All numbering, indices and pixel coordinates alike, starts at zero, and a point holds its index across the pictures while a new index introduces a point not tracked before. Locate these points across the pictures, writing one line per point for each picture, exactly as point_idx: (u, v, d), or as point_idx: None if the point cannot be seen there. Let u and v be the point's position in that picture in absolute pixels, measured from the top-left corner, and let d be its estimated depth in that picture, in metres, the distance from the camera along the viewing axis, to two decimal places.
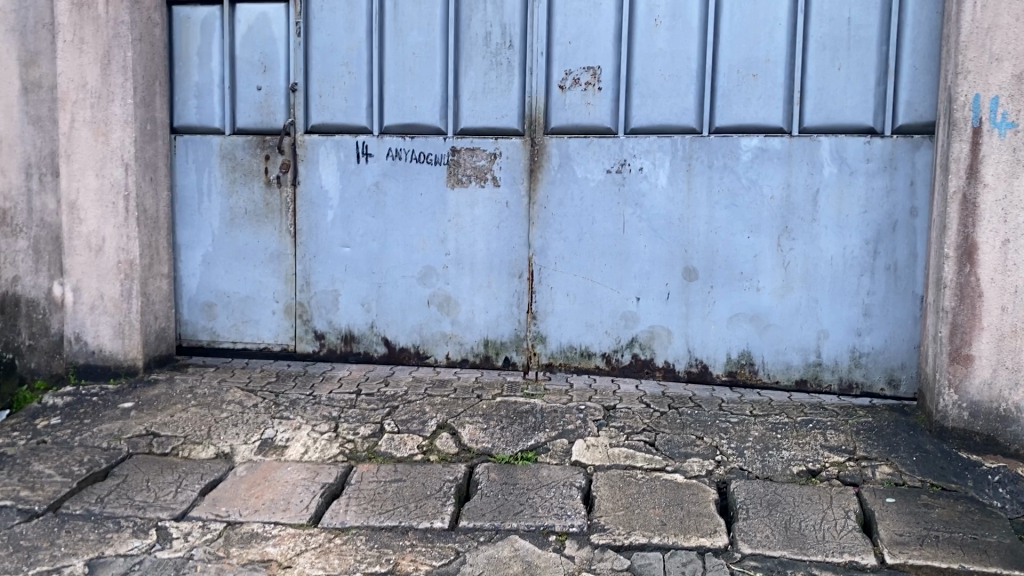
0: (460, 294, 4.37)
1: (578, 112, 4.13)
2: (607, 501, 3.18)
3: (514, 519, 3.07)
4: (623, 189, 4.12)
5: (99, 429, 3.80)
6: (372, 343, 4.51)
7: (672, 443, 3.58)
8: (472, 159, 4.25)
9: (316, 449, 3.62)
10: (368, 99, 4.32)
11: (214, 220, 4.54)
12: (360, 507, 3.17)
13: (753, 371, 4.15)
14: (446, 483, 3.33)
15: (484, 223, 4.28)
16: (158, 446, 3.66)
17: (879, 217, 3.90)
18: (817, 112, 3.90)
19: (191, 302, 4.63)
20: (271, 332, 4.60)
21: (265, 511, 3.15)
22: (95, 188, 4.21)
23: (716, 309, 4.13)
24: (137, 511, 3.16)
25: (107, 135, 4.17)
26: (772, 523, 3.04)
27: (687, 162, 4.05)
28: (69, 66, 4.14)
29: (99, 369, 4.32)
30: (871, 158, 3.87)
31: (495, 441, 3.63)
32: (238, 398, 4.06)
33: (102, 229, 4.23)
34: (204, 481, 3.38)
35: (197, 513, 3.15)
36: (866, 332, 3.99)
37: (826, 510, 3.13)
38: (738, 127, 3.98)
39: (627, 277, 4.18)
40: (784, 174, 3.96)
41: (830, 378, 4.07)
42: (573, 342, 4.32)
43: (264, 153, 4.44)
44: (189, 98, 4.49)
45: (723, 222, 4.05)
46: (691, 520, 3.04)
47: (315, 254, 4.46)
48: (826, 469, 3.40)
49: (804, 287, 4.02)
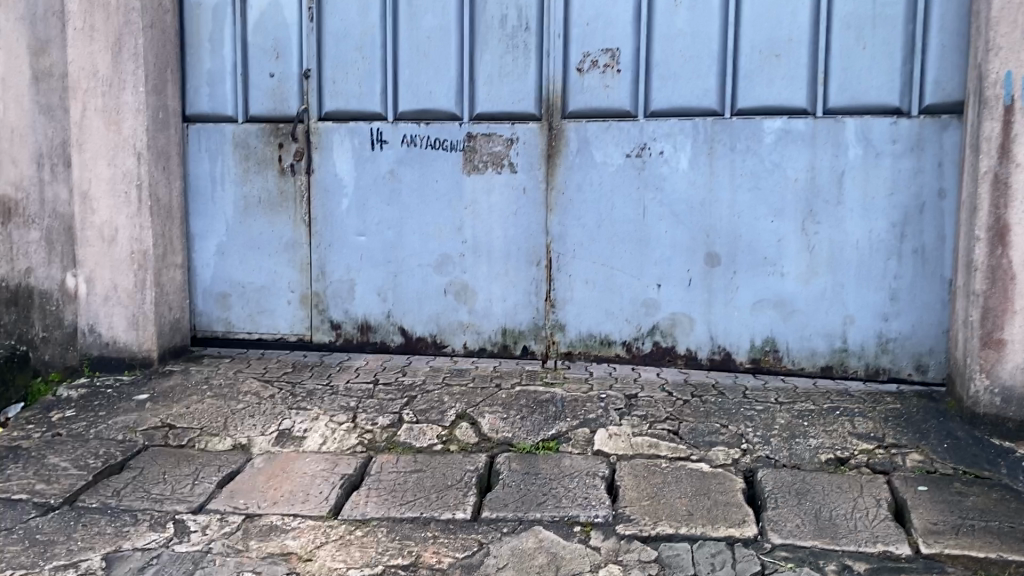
0: (478, 282, 4.30)
1: (597, 95, 4.04)
2: (631, 491, 3.11)
3: (538, 510, 3.00)
4: (642, 173, 4.05)
5: (115, 421, 3.75)
6: (389, 333, 4.45)
7: (697, 431, 3.52)
8: (489, 145, 4.18)
9: (334, 440, 3.57)
10: (382, 85, 4.24)
11: (228, 210, 4.49)
12: (380, 499, 3.11)
13: (778, 357, 4.07)
14: (466, 473, 3.27)
15: (501, 209, 4.21)
16: (175, 438, 3.62)
17: (906, 199, 3.81)
18: (842, 92, 3.81)
19: (205, 292, 4.58)
20: (286, 322, 4.54)
21: (284, 503, 3.10)
22: (107, 177, 4.16)
23: (739, 295, 4.05)
24: (154, 504, 3.11)
25: (118, 124, 4.12)
26: (802, 512, 2.97)
27: (708, 145, 3.97)
28: (79, 54, 4.08)
29: (114, 361, 4.28)
30: (898, 139, 3.78)
31: (516, 431, 3.57)
32: (254, 389, 4.01)
33: (114, 219, 4.18)
34: (221, 473, 3.33)
35: (215, 505, 3.10)
36: (893, 317, 3.91)
37: (857, 498, 3.06)
38: (761, 109, 3.89)
39: (646, 264, 4.11)
40: (809, 156, 3.88)
41: (857, 364, 3.99)
42: (592, 330, 4.25)
43: (277, 141, 4.38)
44: (201, 85, 4.42)
45: (745, 206, 3.97)
46: (719, 510, 2.98)
47: (329, 242, 4.40)
48: (855, 456, 3.33)
49: (829, 271, 3.94)
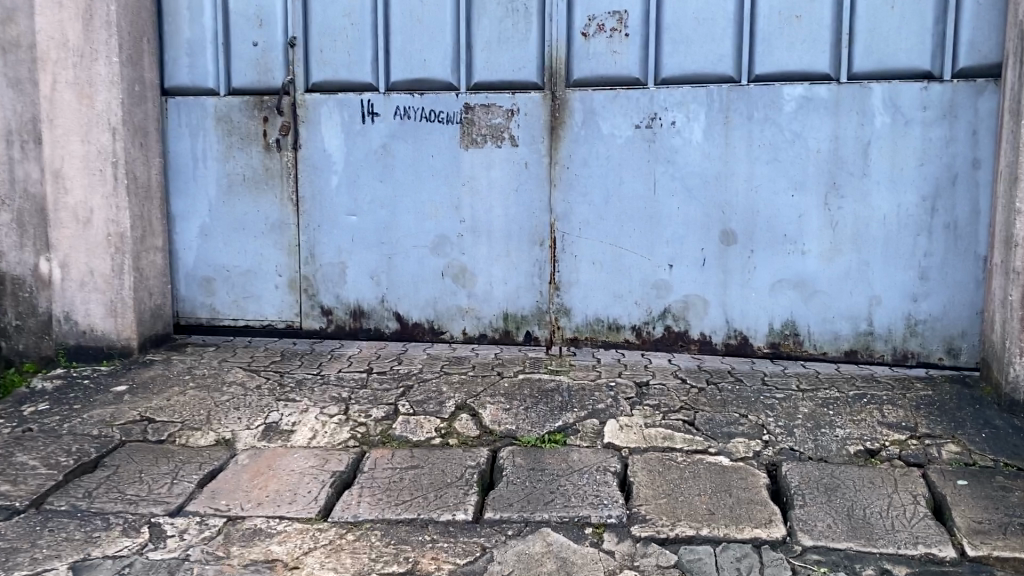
0: (476, 264, 4.04)
1: (603, 62, 3.77)
2: (646, 488, 2.86)
3: (545, 509, 2.75)
4: (653, 146, 3.78)
5: (90, 415, 3.49)
6: (383, 319, 4.19)
7: (714, 422, 3.27)
8: (487, 117, 3.91)
9: (325, 433, 3.32)
10: (373, 53, 3.97)
11: (211, 189, 4.23)
12: (373, 499, 2.86)
13: (798, 342, 3.82)
14: (467, 469, 3.02)
15: (502, 186, 3.95)
16: (154, 433, 3.36)
17: (937, 170, 3.55)
18: (868, 56, 3.54)
19: (188, 277, 4.32)
20: (274, 308, 4.29)
21: (270, 504, 2.85)
22: (81, 155, 3.88)
23: (757, 276, 3.80)
24: (129, 506, 2.86)
25: (91, 97, 3.84)
26: (833, 511, 2.73)
27: (724, 114, 3.70)
28: (48, 22, 3.79)
29: (91, 351, 4.02)
30: (929, 106, 3.51)
31: (520, 423, 3.32)
32: (239, 380, 3.76)
33: (89, 200, 3.91)
34: (203, 471, 3.08)
35: (194, 507, 2.85)
36: (922, 298, 3.65)
37: (891, 495, 2.82)
38: (780, 75, 3.62)
39: (658, 243, 3.85)
40: (833, 125, 3.61)
41: (883, 349, 3.74)
42: (599, 314, 3.99)
43: (262, 115, 4.11)
44: (180, 56, 4.14)
45: (764, 179, 3.71)
46: (742, 509, 2.74)
47: (319, 223, 4.14)
48: (885, 448, 3.09)
49: (853, 248, 3.68)
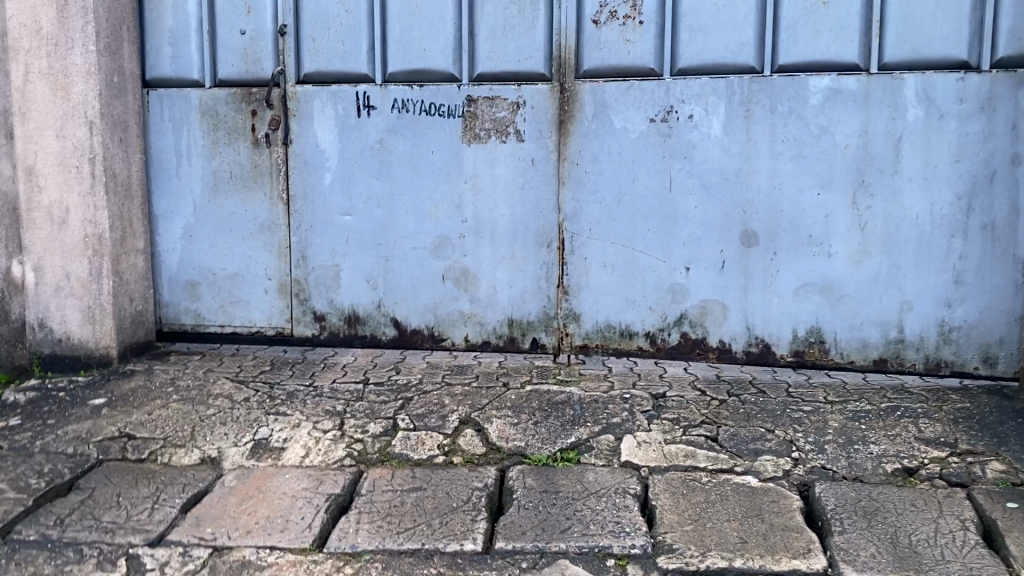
0: (480, 267, 3.80)
1: (616, 51, 3.53)
2: (670, 513, 2.63)
3: (562, 538, 2.51)
4: (669, 141, 3.55)
5: (65, 431, 3.22)
6: (380, 325, 3.95)
7: (738, 438, 3.04)
8: (491, 110, 3.66)
9: (318, 452, 3.08)
10: (369, 42, 3.72)
11: (195, 187, 3.97)
12: (373, 526, 2.61)
13: (824, 350, 3.60)
14: (474, 492, 2.78)
15: (506, 184, 3.71)
16: (134, 451, 3.10)
17: (973, 166, 3.33)
18: (900, 45, 3.31)
19: (171, 281, 4.06)
20: (263, 314, 4.03)
21: (259, 532, 2.60)
22: (56, 150, 3.61)
23: (780, 279, 3.57)
24: (105, 536, 2.59)
25: (67, 89, 3.57)
26: (876, 538, 2.50)
27: (745, 107, 3.46)
28: (20, 9, 3.52)
29: (67, 360, 3.76)
30: (966, 98, 3.29)
31: (530, 439, 3.08)
32: (226, 393, 3.51)
33: (64, 199, 3.65)
34: (187, 494, 2.83)
35: (177, 536, 2.59)
36: (957, 303, 3.43)
37: (937, 519, 2.59)
38: (806, 65, 3.39)
39: (674, 245, 3.62)
40: (862, 119, 3.39)
41: (914, 357, 3.52)
42: (611, 321, 3.76)
43: (250, 108, 3.86)
44: (162, 46, 3.87)
45: (788, 177, 3.48)
46: (777, 537, 2.50)
47: (311, 223, 3.89)
48: (925, 466, 2.87)
49: (883, 251, 3.46)
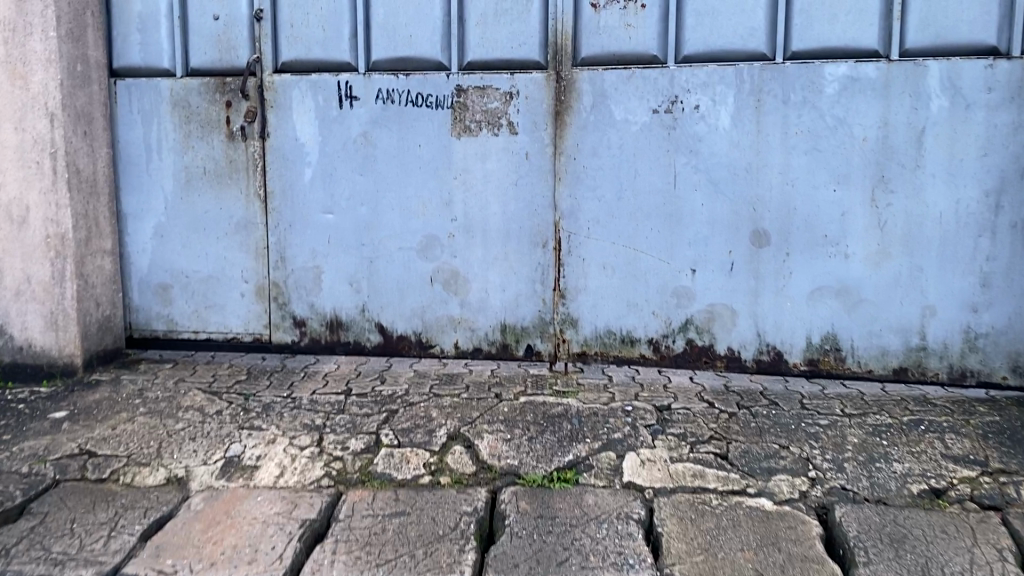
0: (470, 269, 3.56)
1: (617, 37, 3.29)
2: (677, 542, 2.39)
3: (559, 572, 2.27)
4: (673, 133, 3.30)
5: (20, 447, 2.97)
6: (365, 331, 3.71)
7: (750, 456, 2.80)
8: (482, 101, 3.42)
9: (294, 471, 2.83)
10: (351, 28, 3.46)
11: (166, 183, 3.72)
12: (350, 558, 2.37)
13: (840, 358, 3.36)
14: (463, 517, 2.53)
15: (499, 180, 3.46)
16: (93, 470, 2.85)
17: (1002, 161, 3.09)
18: (923, 29, 3.07)
19: (142, 284, 3.81)
20: (240, 320, 3.79)
21: (224, 564, 2.34)
22: (14, 144, 3.35)
23: (793, 283, 3.33)
24: (53, 569, 2.34)
25: (26, 77, 3.31)
26: (905, 570, 2.25)
27: (755, 96, 3.22)
28: None
29: (29, 369, 3.51)
30: (994, 86, 3.05)
31: (523, 457, 2.83)
32: (197, 405, 3.26)
33: (24, 196, 3.39)
34: (148, 520, 2.58)
35: (133, 569, 2.34)
36: (984, 308, 3.20)
37: (972, 548, 2.34)
38: (821, 52, 3.15)
39: (679, 245, 3.38)
40: (881, 109, 3.15)
41: (937, 365, 3.29)
42: (611, 326, 3.52)
43: (224, 99, 3.61)
44: (130, 32, 3.62)
45: (801, 172, 3.24)
46: (797, 569, 2.26)
47: (290, 222, 3.64)
48: (955, 487, 2.63)
49: (904, 251, 3.22)
